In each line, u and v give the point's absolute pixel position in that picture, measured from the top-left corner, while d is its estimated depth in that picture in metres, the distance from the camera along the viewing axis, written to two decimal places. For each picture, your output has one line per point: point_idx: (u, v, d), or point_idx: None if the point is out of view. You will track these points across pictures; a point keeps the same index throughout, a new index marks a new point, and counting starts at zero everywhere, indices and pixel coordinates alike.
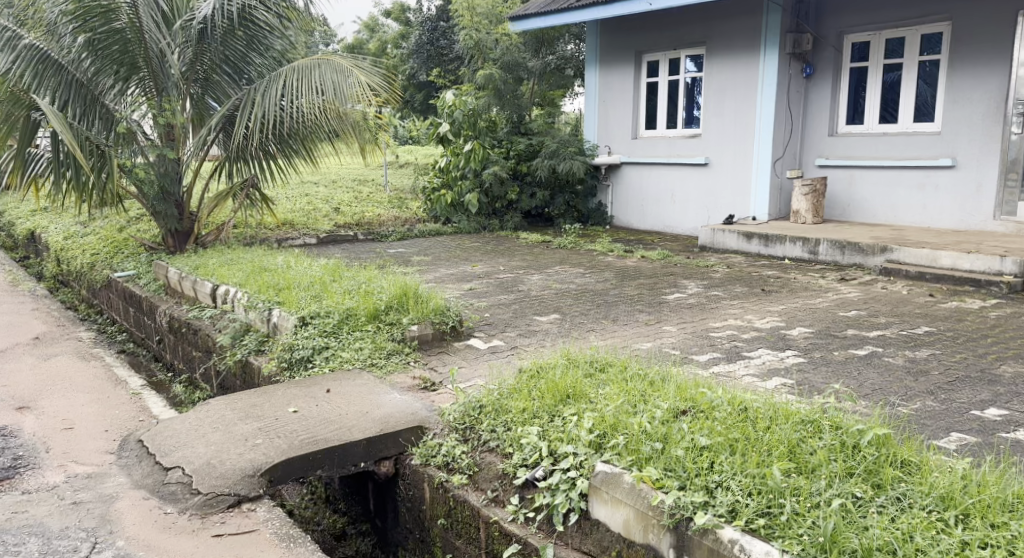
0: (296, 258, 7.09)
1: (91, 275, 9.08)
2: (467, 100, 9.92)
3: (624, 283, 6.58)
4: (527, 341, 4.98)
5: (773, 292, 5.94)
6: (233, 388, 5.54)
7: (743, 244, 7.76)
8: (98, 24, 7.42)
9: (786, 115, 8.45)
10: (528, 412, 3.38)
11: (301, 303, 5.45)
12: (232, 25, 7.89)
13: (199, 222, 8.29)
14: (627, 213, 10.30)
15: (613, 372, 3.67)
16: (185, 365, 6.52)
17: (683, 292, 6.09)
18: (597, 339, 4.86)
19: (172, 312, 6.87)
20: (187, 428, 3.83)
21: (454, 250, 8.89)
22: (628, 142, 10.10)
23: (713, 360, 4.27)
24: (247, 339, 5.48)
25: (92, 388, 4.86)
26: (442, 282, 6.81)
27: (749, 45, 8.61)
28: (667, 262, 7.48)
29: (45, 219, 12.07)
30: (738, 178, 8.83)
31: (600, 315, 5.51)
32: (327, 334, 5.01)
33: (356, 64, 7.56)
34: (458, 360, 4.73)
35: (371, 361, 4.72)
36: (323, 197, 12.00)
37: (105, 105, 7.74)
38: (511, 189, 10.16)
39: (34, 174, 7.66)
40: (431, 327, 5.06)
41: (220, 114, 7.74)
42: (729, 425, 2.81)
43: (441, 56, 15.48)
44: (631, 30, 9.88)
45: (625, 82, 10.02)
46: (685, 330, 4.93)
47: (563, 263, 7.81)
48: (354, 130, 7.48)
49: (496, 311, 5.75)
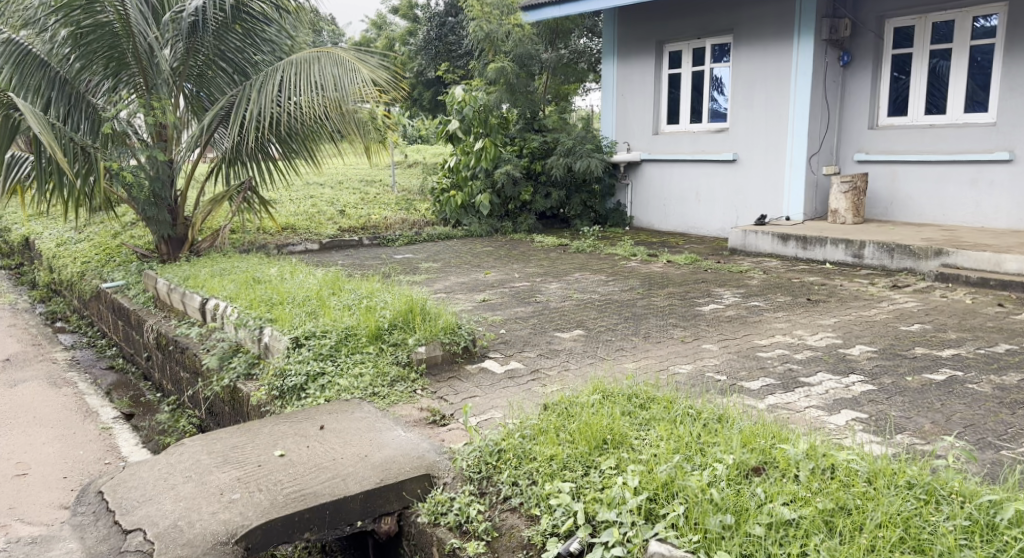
0: (292, 268, 6.54)
1: (81, 285, 8.55)
2: (477, 96, 9.34)
3: (652, 293, 5.99)
4: (548, 363, 4.39)
5: (821, 302, 5.32)
6: (222, 415, 4.99)
7: (778, 247, 7.16)
8: (82, 18, 6.86)
9: (822, 107, 7.84)
10: (557, 462, 2.79)
11: (295, 320, 4.87)
12: (227, 19, 7.32)
13: (194, 229, 7.72)
14: (647, 213, 9.72)
15: (660, 408, 3.07)
16: (173, 386, 5.98)
17: (718, 302, 5.49)
18: (627, 362, 4.27)
19: (160, 327, 6.32)
20: (155, 477, 3.28)
21: (464, 255, 8.33)
22: (648, 139, 9.51)
23: (768, 389, 3.67)
24: (237, 361, 4.93)
25: (56, 422, 4.30)
26: (452, 293, 6.24)
27: (782, 33, 8.00)
28: (696, 267, 6.89)
29: (39, 226, 11.59)
30: (769, 176, 8.24)
31: (628, 331, 4.92)
32: (323, 359, 4.43)
33: (359, 56, 6.97)
34: (470, 388, 4.13)
35: (372, 389, 4.14)
36: (328, 199, 11.49)
37: (90, 103, 7.21)
38: (525, 189, 9.63)
39: (17, 178, 7.17)
40: (440, 349, 4.49)
41: (214, 112, 7.19)
42: (817, 490, 2.27)
43: (450, 52, 14.96)
44: (652, 19, 9.29)
45: (646, 75, 9.43)
46: (727, 350, 4.34)
47: (582, 270, 7.23)
48: (360, 129, 7.00)
49: (512, 327, 5.17)
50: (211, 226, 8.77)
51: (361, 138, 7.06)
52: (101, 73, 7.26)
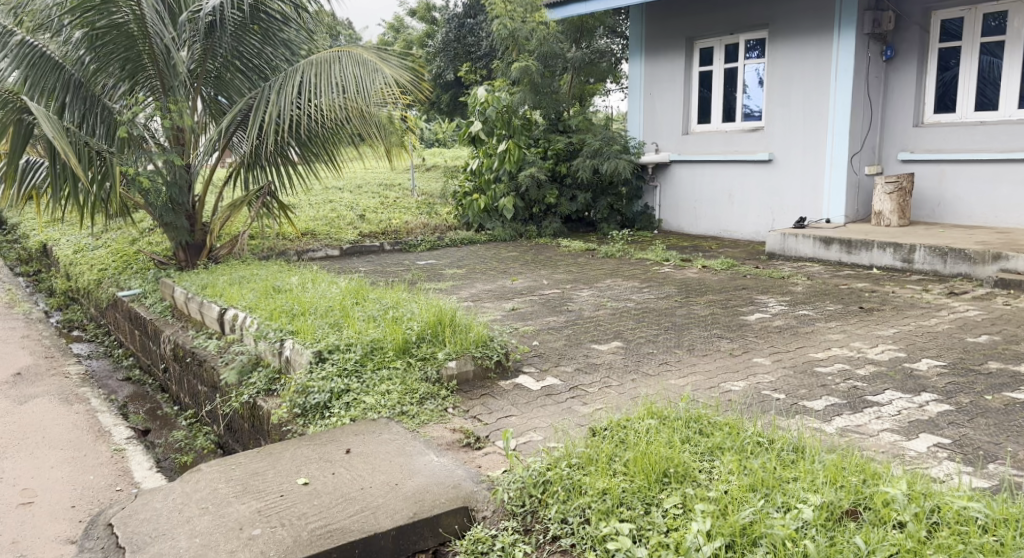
0: (313, 276, 6.29)
1: (98, 293, 8.36)
2: (500, 96, 9.09)
3: (692, 300, 5.68)
4: (588, 380, 4.09)
5: (875, 311, 5.00)
6: (242, 433, 4.74)
7: (819, 251, 6.83)
8: (97, 18, 6.60)
9: (864, 104, 7.52)
10: (611, 497, 2.51)
11: (317, 333, 4.60)
12: (244, 20, 7.12)
13: (212, 235, 7.48)
14: (677, 216, 9.42)
15: (724, 435, 2.78)
16: (191, 400, 5.73)
17: (764, 311, 5.16)
18: (673, 378, 3.97)
19: (177, 337, 6.09)
20: (170, 509, 3.02)
21: (489, 261, 8.05)
22: (678, 139, 9.20)
23: (834, 410, 3.38)
24: (257, 377, 4.67)
25: (67, 443, 4.05)
26: (479, 302, 5.96)
27: (821, 28, 7.67)
28: (735, 273, 6.59)
29: (57, 232, 11.44)
30: (808, 177, 7.92)
31: (670, 342, 4.62)
32: (346, 375, 4.15)
33: (381, 56, 6.70)
34: (506, 406, 3.85)
35: (400, 407, 3.87)
36: (347, 203, 11.26)
37: (106, 106, 7.00)
38: (550, 192, 9.36)
39: (33, 184, 6.96)
40: (472, 363, 4.22)
41: (231, 115, 6.96)
42: (927, 540, 2.12)
43: (469, 54, 14.72)
44: (681, 14, 8.98)
45: (676, 73, 9.12)
46: (781, 364, 4.03)
47: (614, 275, 6.94)
48: (379, 131, 6.67)
49: (546, 339, 4.88)
50: (230, 232, 8.55)
51: (382, 141, 6.72)
52: (116, 76, 7.02)
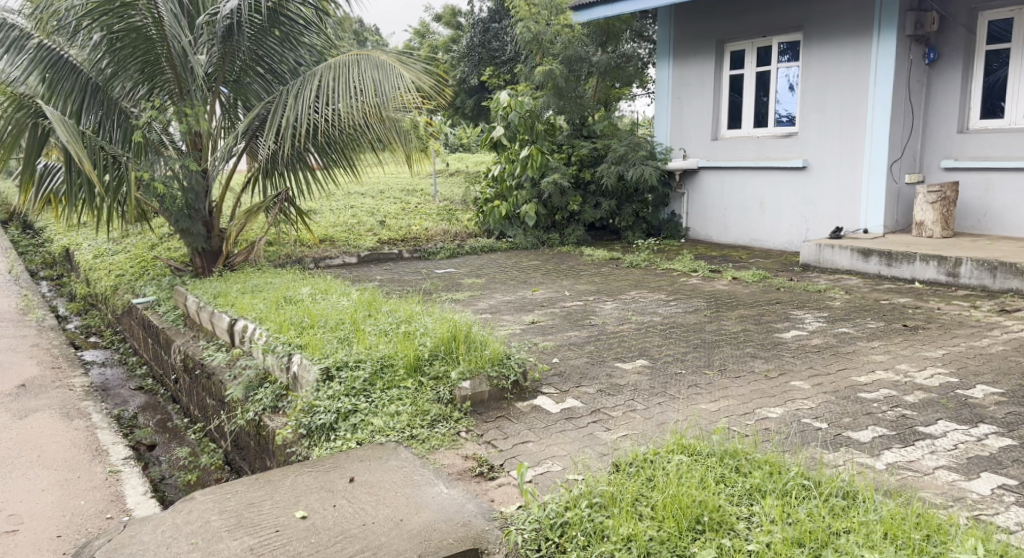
0: (326, 286, 6.06)
1: (115, 300, 8.21)
2: (523, 100, 8.85)
3: (723, 315, 5.39)
4: (611, 402, 3.82)
5: (920, 330, 4.73)
6: (248, 451, 4.53)
7: (857, 263, 6.57)
8: (115, 21, 6.40)
9: (905, 109, 7.22)
10: (638, 546, 2.28)
11: (326, 348, 4.36)
12: (265, 23, 6.86)
13: (228, 242, 7.27)
14: (705, 224, 9.12)
15: (764, 476, 2.53)
16: (200, 413, 5.53)
17: (800, 328, 4.89)
18: (704, 403, 3.70)
19: (187, 348, 5.89)
20: (158, 543, 2.81)
21: (510, 269, 7.82)
22: (706, 144, 8.92)
23: (882, 443, 3.11)
24: (263, 392, 4.44)
25: (63, 463, 3.85)
26: (498, 314, 5.71)
27: (859, 30, 7.37)
28: (768, 286, 6.30)
29: (80, 237, 11.33)
30: (844, 184, 7.60)
31: (699, 361, 4.34)
32: (354, 394, 3.90)
33: (401, 59, 6.47)
34: (523, 431, 3.59)
35: (409, 431, 3.62)
36: (369, 209, 11.08)
37: (123, 111, 6.82)
38: (573, 199, 9.12)
39: (50, 189, 6.84)
40: (486, 384, 3.95)
41: (248, 119, 6.75)
42: None
43: (493, 59, 14.47)
44: (712, 16, 8.69)
45: (705, 77, 8.84)
46: (821, 390, 3.76)
47: (640, 287, 6.66)
48: (400, 136, 6.53)
49: (567, 356, 4.61)
50: (246, 239, 8.37)
51: (402, 146, 6.58)
52: (133, 79, 6.82)
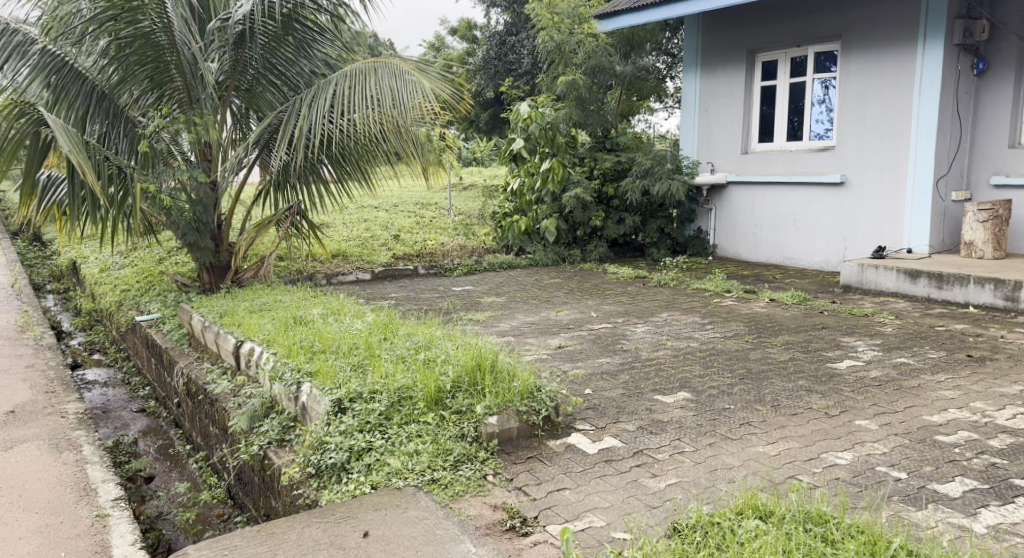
0: (339, 305, 5.70)
1: (119, 316, 7.87)
2: (544, 112, 8.60)
3: (767, 342, 5.04)
4: (655, 442, 3.44)
5: (987, 362, 4.39)
6: (252, 486, 4.16)
7: (904, 285, 6.30)
8: (122, 27, 6.01)
9: (951, 122, 6.90)
10: None
11: (337, 377, 3.97)
12: (278, 31, 6.51)
13: (238, 257, 6.88)
14: (734, 241, 8.74)
15: (859, 550, 2.24)
16: (203, 440, 5.17)
17: (855, 359, 4.56)
18: (762, 446, 3.35)
19: (190, 371, 5.51)
20: None
21: (531, 288, 7.46)
22: (736, 158, 8.55)
23: (976, 498, 2.77)
24: (270, 424, 4.07)
25: (45, 505, 3.48)
26: (521, 338, 5.33)
27: (901, 39, 7.05)
28: (810, 311, 5.95)
29: (88, 251, 11.01)
30: (886, 201, 7.26)
31: (748, 396, 3.97)
32: (368, 430, 3.52)
33: (419, 67, 6.13)
34: (557, 475, 3.21)
35: (430, 474, 3.24)
36: (382, 222, 10.76)
37: (129, 120, 6.47)
38: (596, 214, 8.74)
39: (54, 201, 6.48)
40: (515, 420, 3.56)
41: (261, 129, 6.42)
42: None
43: (510, 71, 14.15)
44: (744, 25, 8.36)
45: (736, 88, 8.49)
46: (891, 432, 3.42)
47: (672, 307, 6.30)
48: (416, 149, 6.13)
49: (599, 387, 4.20)
50: (256, 254, 8.01)
51: (419, 158, 6.16)
52: (142, 86, 6.46)
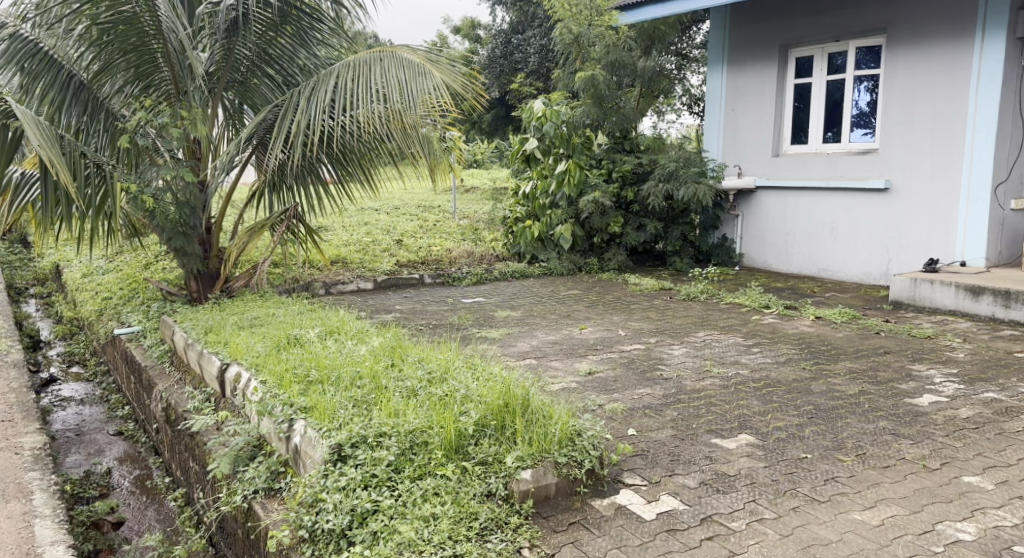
0: (339, 322, 5.06)
1: (98, 326, 7.22)
2: (560, 110, 7.99)
3: (827, 369, 4.42)
4: (726, 506, 2.81)
5: None
6: (234, 540, 3.51)
7: (964, 302, 5.71)
8: (100, 11, 5.37)
9: (1011, 124, 6.36)
10: None
11: (338, 416, 3.33)
12: (275, 18, 5.86)
13: (227, 263, 6.22)
14: (763, 250, 8.11)
15: None
16: (182, 476, 4.53)
17: (936, 394, 3.95)
18: (859, 513, 2.73)
19: (170, 396, 4.86)
20: None
21: (548, 300, 6.83)
22: (766, 161, 7.93)
23: None
24: (256, 468, 3.43)
25: None
26: (544, 362, 4.69)
27: (956, 32, 6.46)
28: (865, 332, 5.34)
29: (71, 254, 10.32)
30: (937, 209, 6.67)
31: (825, 441, 3.35)
32: (374, 487, 2.87)
33: (429, 56, 5.49)
34: (611, 552, 2.60)
35: (452, 547, 2.61)
36: (384, 226, 10.13)
37: (109, 112, 5.78)
38: (614, 220, 8.11)
39: (25, 203, 5.59)
40: (553, 475, 2.93)
41: (254, 123, 5.77)
42: None
43: (517, 70, 13.51)
44: (777, 17, 7.76)
45: (767, 85, 7.87)
46: (1013, 495, 2.83)
47: (708, 325, 5.67)
48: (423, 149, 5.52)
49: (645, 427, 3.56)
50: (248, 260, 7.37)
51: (425, 159, 5.54)
52: (125, 75, 5.78)
